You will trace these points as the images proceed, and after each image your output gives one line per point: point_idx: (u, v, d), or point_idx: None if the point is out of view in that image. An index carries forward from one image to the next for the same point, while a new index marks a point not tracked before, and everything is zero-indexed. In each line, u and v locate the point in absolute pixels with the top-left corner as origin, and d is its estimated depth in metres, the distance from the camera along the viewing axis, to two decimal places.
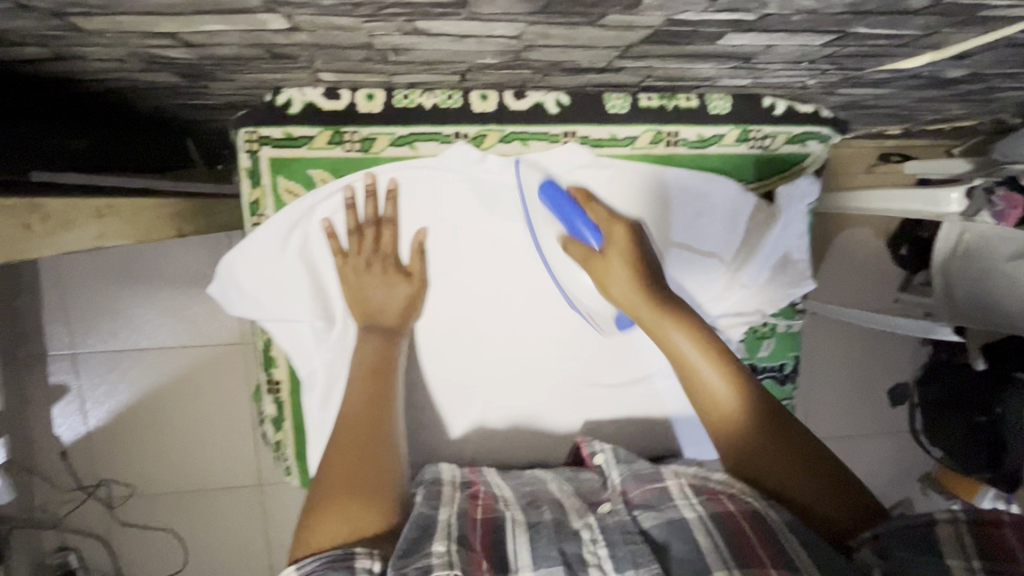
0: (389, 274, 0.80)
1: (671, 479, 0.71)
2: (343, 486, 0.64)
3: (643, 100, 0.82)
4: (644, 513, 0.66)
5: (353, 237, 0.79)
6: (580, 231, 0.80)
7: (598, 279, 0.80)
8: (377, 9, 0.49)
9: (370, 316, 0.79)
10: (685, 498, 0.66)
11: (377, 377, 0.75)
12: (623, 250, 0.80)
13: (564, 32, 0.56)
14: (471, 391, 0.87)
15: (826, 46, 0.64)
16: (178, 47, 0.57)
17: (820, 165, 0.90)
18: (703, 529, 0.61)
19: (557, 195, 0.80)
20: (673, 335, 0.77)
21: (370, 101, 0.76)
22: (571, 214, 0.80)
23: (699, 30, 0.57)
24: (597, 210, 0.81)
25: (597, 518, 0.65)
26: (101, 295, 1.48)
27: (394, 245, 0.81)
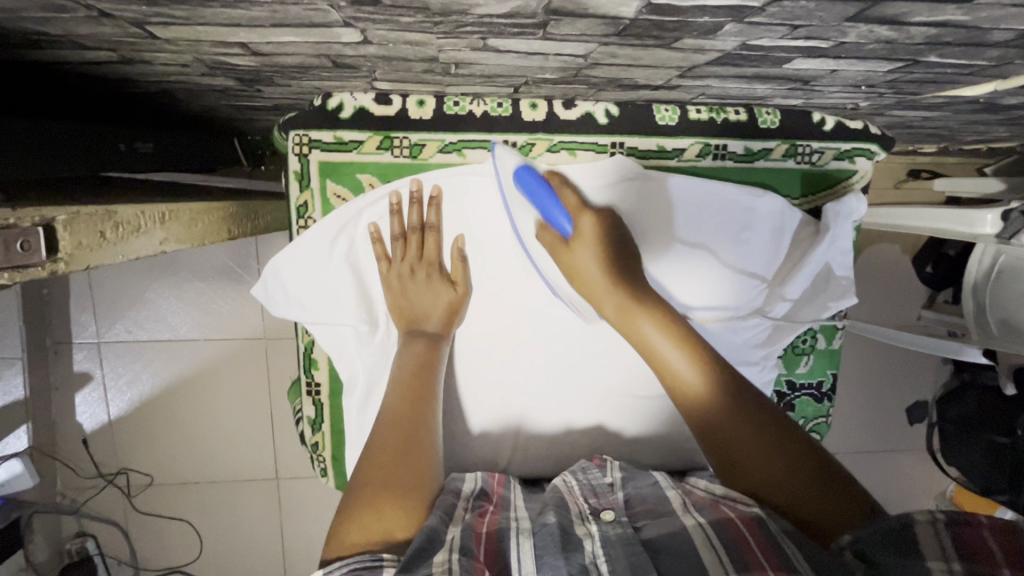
0: (434, 281, 0.79)
1: (672, 493, 0.68)
2: (377, 486, 0.62)
3: (693, 113, 0.81)
4: (647, 523, 0.62)
5: (399, 242, 0.79)
6: (554, 219, 0.74)
7: (568, 269, 0.77)
8: (455, 27, 0.49)
9: (414, 322, 0.79)
10: (687, 509, 0.63)
11: (420, 381, 0.74)
12: (592, 241, 0.76)
13: (633, 52, 0.56)
14: (509, 399, 0.86)
15: (891, 72, 0.63)
16: (244, 55, 0.57)
17: (866, 183, 0.88)
18: (701, 533, 0.58)
19: (531, 182, 0.73)
20: (649, 333, 0.74)
21: (421, 107, 0.75)
22: (547, 202, 0.73)
23: (769, 54, 0.56)
24: (567, 198, 0.77)
25: (598, 527, 0.61)
26: (128, 286, 1.49)
27: (438, 252, 0.80)
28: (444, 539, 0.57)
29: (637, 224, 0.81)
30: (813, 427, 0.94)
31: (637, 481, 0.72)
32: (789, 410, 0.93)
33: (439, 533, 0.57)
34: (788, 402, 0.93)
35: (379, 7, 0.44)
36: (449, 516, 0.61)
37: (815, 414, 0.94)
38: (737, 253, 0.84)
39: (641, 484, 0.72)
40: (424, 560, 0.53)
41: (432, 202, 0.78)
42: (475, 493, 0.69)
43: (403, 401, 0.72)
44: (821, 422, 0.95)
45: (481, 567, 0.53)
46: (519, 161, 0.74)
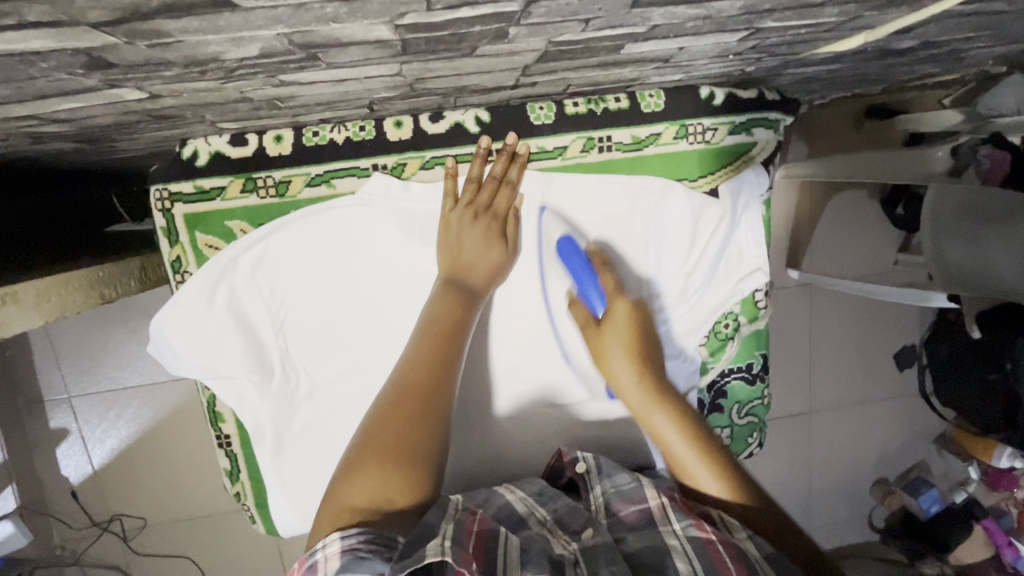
0: (491, 235, 0.75)
1: (652, 491, 0.67)
2: (382, 452, 0.58)
3: (570, 107, 0.76)
4: (632, 537, 0.62)
5: (472, 185, 0.75)
6: (588, 297, 0.79)
7: (595, 350, 0.78)
8: (228, 72, 0.45)
9: (457, 272, 0.74)
10: (669, 522, 0.62)
11: (447, 341, 0.69)
12: (620, 329, 0.76)
13: (447, 64, 0.52)
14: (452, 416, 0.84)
15: (746, 41, 0.58)
16: (49, 123, 0.55)
17: (770, 153, 0.82)
18: (684, 555, 0.57)
19: (574, 256, 0.79)
20: (659, 418, 0.71)
21: (279, 142, 0.72)
22: (583, 276, 0.78)
23: (592, 45, 0.52)
24: (609, 278, 0.79)
25: (584, 545, 0.59)
26: (88, 338, 1.49)
27: (508, 207, 0.77)
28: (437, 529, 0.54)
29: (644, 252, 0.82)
30: (747, 412, 0.91)
31: (611, 477, 0.72)
32: (720, 397, 0.90)
33: (432, 526, 0.53)
34: (720, 388, 0.89)
35: (124, 68, 0.41)
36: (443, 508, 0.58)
37: (748, 398, 0.91)
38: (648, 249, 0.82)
39: (617, 473, 0.72)
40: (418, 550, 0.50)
41: (517, 158, 0.76)
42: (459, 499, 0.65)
43: (428, 367, 0.66)
44: (754, 405, 0.91)
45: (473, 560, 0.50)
46: (565, 232, 0.79)
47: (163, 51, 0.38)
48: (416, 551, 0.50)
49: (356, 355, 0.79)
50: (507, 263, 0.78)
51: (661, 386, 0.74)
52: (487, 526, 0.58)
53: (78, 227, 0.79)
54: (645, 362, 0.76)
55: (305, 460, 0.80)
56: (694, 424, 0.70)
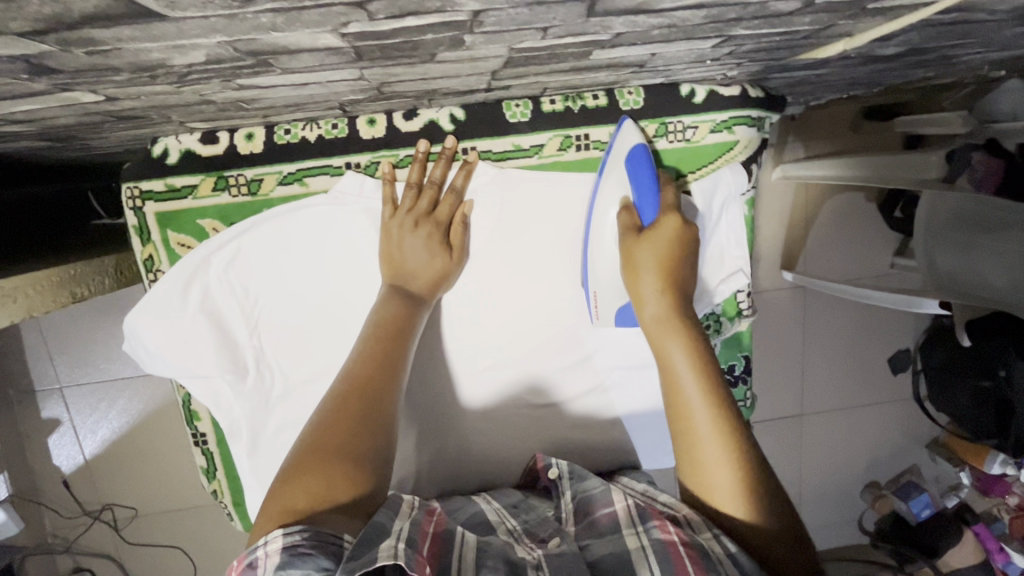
0: (434, 241, 0.74)
1: (621, 500, 0.67)
2: (318, 452, 0.58)
3: (547, 105, 0.75)
4: (593, 543, 0.62)
5: (410, 191, 0.74)
6: (642, 202, 0.71)
7: (624, 256, 0.70)
8: (180, 77, 0.45)
9: (399, 278, 0.74)
10: (634, 526, 0.61)
11: (394, 347, 0.70)
12: (661, 246, 0.69)
13: (409, 70, 0.51)
14: (428, 416, 0.84)
15: (721, 47, 0.57)
16: (10, 124, 0.54)
17: (752, 151, 0.81)
18: (644, 562, 0.57)
19: (641, 161, 0.71)
20: (676, 355, 0.65)
21: (250, 140, 0.71)
22: (646, 184, 0.70)
23: (557, 52, 0.51)
24: (666, 194, 0.72)
25: (545, 552, 0.58)
26: (79, 330, 1.50)
27: (450, 213, 0.75)
28: (388, 531, 0.52)
29: None
30: None
31: (582, 482, 0.71)
32: None
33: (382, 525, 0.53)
34: None
35: (70, 73, 0.40)
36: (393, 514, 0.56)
37: None
38: None
39: (589, 479, 0.72)
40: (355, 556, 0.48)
41: (464, 164, 0.75)
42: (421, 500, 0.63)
43: (375, 367, 0.67)
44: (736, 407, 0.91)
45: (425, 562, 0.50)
46: (637, 142, 0.72)
47: (104, 59, 0.38)
48: (364, 551, 0.48)
49: (327, 355, 0.78)
50: (453, 269, 0.77)
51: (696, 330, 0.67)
52: (444, 529, 0.58)
53: (59, 232, 0.80)
54: (677, 288, 0.69)
55: (281, 460, 0.79)
56: (712, 372, 0.64)
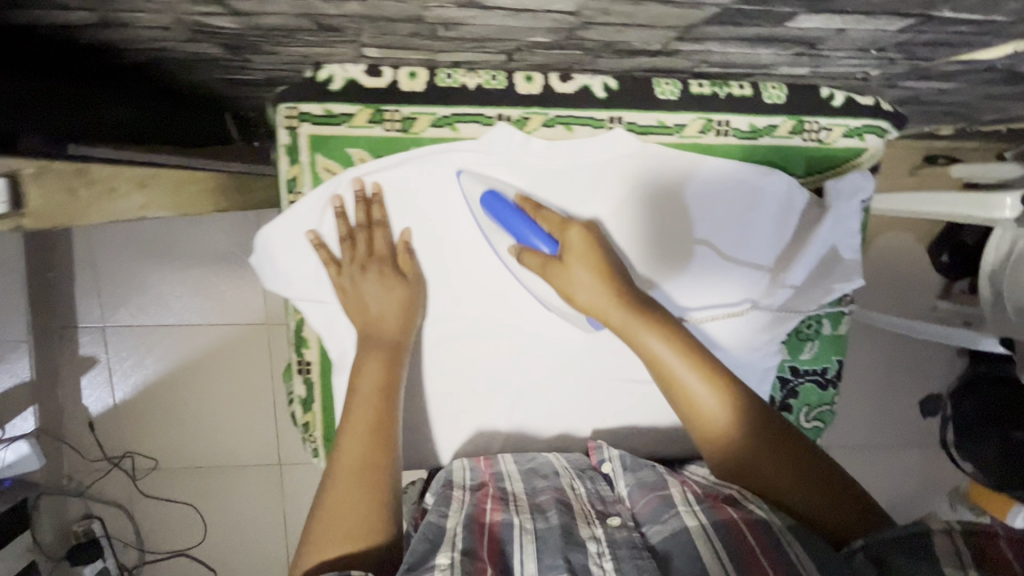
0: (386, 277, 0.77)
1: (675, 484, 0.72)
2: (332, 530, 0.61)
3: (695, 87, 0.77)
4: (652, 528, 0.66)
5: (345, 244, 0.77)
6: (530, 241, 0.76)
7: (560, 285, 0.75)
8: None
9: (370, 325, 0.77)
10: (688, 506, 0.66)
11: (383, 399, 0.71)
12: (583, 254, 0.74)
13: (625, 9, 0.54)
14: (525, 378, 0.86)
15: (902, 32, 0.60)
16: (224, 14, 0.56)
17: (875, 161, 0.84)
18: (703, 537, 0.61)
19: (500, 211, 0.76)
20: (650, 341, 0.71)
21: (413, 79, 0.73)
22: (518, 225, 0.76)
23: (769, 9, 0.53)
24: (547, 217, 0.76)
25: (605, 532, 0.65)
26: (130, 271, 1.63)
27: (389, 247, 0.78)
28: (447, 534, 0.63)
29: (740, 238, 0.82)
30: (815, 415, 0.91)
31: (637, 473, 0.76)
32: (791, 397, 0.90)
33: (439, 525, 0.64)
34: (790, 388, 0.89)
35: None
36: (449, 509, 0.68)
37: (819, 402, 0.90)
38: (748, 238, 0.82)
39: (641, 468, 0.77)
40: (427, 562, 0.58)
41: (373, 201, 0.77)
42: (472, 483, 0.76)
43: (380, 419, 0.70)
44: (823, 410, 0.91)
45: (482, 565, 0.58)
46: (486, 190, 0.77)
47: None
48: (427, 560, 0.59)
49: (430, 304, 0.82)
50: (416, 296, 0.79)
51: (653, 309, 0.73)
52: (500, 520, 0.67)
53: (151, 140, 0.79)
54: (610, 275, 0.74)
55: None
56: (688, 341, 0.71)
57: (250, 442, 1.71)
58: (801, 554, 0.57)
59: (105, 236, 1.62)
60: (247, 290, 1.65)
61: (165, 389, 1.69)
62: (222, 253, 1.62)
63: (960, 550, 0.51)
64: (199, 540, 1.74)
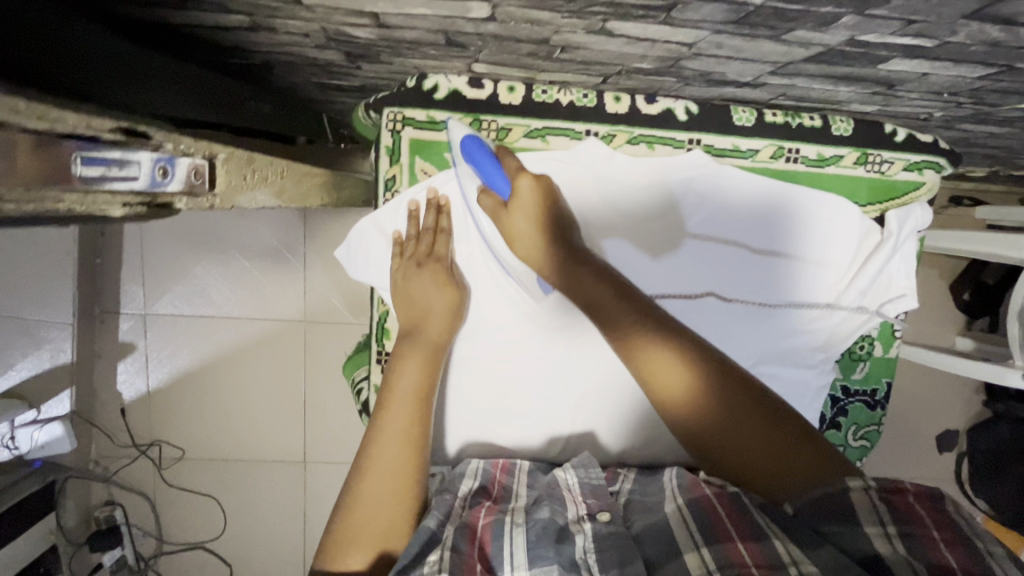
0: (438, 278, 0.82)
1: (671, 484, 0.73)
2: (358, 523, 0.65)
3: (769, 116, 0.83)
4: (639, 518, 0.69)
5: (411, 241, 0.83)
6: (494, 184, 0.77)
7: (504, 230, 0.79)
8: (583, 6, 0.52)
9: (415, 323, 0.81)
10: (673, 494, 0.70)
11: (423, 400, 0.75)
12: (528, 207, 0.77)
13: (739, 43, 0.59)
14: (591, 386, 0.87)
15: (980, 80, 0.65)
16: (368, 26, 0.61)
17: (932, 195, 0.89)
18: (681, 518, 0.65)
19: (474, 153, 0.75)
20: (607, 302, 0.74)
21: (511, 93, 0.78)
22: (483, 165, 0.76)
23: (869, 52, 0.58)
24: (508, 162, 0.78)
25: (593, 523, 0.66)
26: (178, 260, 1.67)
27: (446, 254, 0.84)
28: (441, 542, 0.62)
29: (803, 260, 0.87)
30: (863, 434, 0.94)
31: (642, 483, 0.77)
32: (840, 415, 0.94)
33: (434, 535, 0.63)
34: (840, 406, 0.94)
35: None
36: (445, 516, 0.66)
37: (866, 422, 0.94)
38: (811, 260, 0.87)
39: (653, 480, 0.77)
40: (420, 563, 0.60)
41: (443, 210, 0.83)
42: (473, 491, 0.74)
43: (414, 424, 0.73)
44: (870, 430, 0.94)
45: (471, 562, 0.60)
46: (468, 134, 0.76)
47: None
48: (418, 563, 0.60)
49: (498, 307, 0.87)
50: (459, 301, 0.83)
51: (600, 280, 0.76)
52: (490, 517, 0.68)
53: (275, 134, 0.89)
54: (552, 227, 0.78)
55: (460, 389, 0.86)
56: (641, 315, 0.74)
57: (277, 437, 1.73)
58: (772, 527, 0.59)
59: (159, 227, 1.67)
60: (288, 286, 1.68)
61: (200, 380, 1.71)
62: (269, 248, 1.67)
63: (879, 508, 0.55)
64: (218, 533, 1.74)
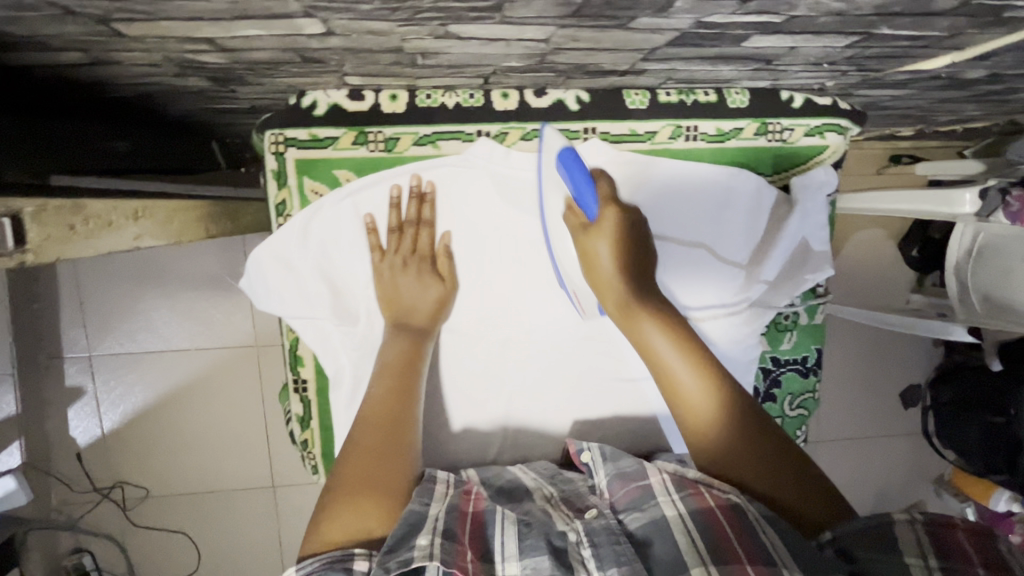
0: (423, 275, 0.80)
1: (655, 472, 0.71)
2: (353, 483, 0.64)
3: (662, 95, 0.82)
4: (630, 514, 0.66)
5: (394, 234, 0.80)
6: (583, 200, 0.76)
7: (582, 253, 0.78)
8: (414, 13, 0.50)
9: (400, 316, 0.80)
10: (668, 494, 0.66)
11: (406, 373, 0.76)
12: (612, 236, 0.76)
13: (593, 35, 0.57)
14: (516, 387, 0.87)
15: (850, 47, 0.65)
16: (212, 51, 0.58)
17: (837, 157, 0.89)
18: (684, 527, 0.62)
19: (570, 166, 0.75)
20: (649, 328, 0.74)
21: (394, 101, 0.76)
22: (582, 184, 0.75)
23: (725, 32, 0.57)
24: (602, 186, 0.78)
25: (583, 521, 0.64)
26: (118, 299, 1.63)
27: (431, 246, 0.82)
28: (427, 519, 0.61)
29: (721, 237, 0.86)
30: (798, 404, 0.94)
31: (616, 461, 0.74)
32: (774, 386, 0.93)
33: (421, 513, 0.62)
34: (774, 377, 0.93)
35: None
36: (431, 498, 0.65)
37: (801, 390, 0.94)
38: (728, 238, 0.87)
39: (623, 459, 0.74)
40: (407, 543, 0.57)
41: (426, 198, 0.80)
42: (456, 481, 0.70)
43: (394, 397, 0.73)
44: (806, 398, 0.95)
45: (462, 551, 0.58)
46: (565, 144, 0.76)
47: None
48: (405, 543, 0.58)
49: None
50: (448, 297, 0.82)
51: (653, 300, 0.77)
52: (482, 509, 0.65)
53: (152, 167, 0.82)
54: (632, 263, 0.77)
55: None
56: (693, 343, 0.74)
57: (244, 466, 1.70)
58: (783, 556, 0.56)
59: (91, 268, 1.61)
60: (236, 314, 1.65)
61: (156, 417, 1.67)
62: (210, 276, 1.63)
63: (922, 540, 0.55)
64: (194, 567, 1.71)
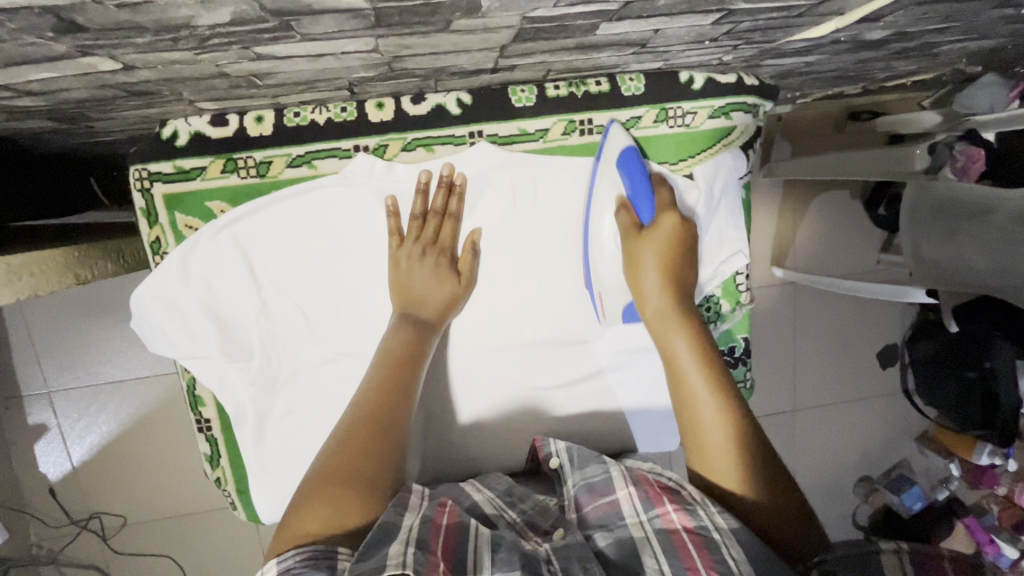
0: (440, 271, 0.78)
1: (621, 484, 0.68)
2: (340, 477, 0.61)
3: (551, 90, 0.77)
4: (600, 533, 0.64)
5: (416, 220, 0.78)
6: (638, 202, 0.76)
7: (627, 254, 0.76)
8: (201, 41, 0.45)
9: (410, 305, 0.78)
10: (636, 514, 0.63)
11: (410, 363, 0.74)
12: (660, 241, 0.75)
13: (420, 41, 0.52)
14: (434, 401, 0.87)
15: (720, 24, 0.60)
16: (21, 96, 0.54)
17: (748, 136, 0.84)
18: (650, 550, 0.60)
19: (631, 164, 0.76)
20: (679, 342, 0.73)
21: (260, 123, 0.72)
22: (642, 188, 0.76)
23: (567, 23, 0.52)
24: (662, 194, 0.78)
25: (552, 544, 0.60)
26: (69, 332, 1.38)
27: (453, 241, 0.80)
28: (400, 530, 0.55)
29: None
30: None
31: (583, 469, 0.72)
32: None
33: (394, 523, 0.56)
34: None
35: (95, 33, 0.41)
36: (404, 507, 0.59)
37: None
38: None
39: (590, 465, 0.72)
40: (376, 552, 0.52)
41: (455, 189, 0.79)
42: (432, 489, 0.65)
43: (388, 385, 0.71)
44: None
45: (436, 562, 0.53)
46: (627, 145, 0.77)
47: (133, 14, 0.39)
48: (372, 554, 0.52)
49: (320, 344, 0.81)
50: (461, 296, 0.81)
51: (692, 319, 0.75)
52: (456, 519, 0.60)
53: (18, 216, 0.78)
54: (678, 289, 0.76)
55: (287, 443, 0.82)
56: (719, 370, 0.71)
57: None
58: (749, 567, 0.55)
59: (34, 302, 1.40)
60: None
61: (132, 442, 1.45)
62: None
63: None
64: None
